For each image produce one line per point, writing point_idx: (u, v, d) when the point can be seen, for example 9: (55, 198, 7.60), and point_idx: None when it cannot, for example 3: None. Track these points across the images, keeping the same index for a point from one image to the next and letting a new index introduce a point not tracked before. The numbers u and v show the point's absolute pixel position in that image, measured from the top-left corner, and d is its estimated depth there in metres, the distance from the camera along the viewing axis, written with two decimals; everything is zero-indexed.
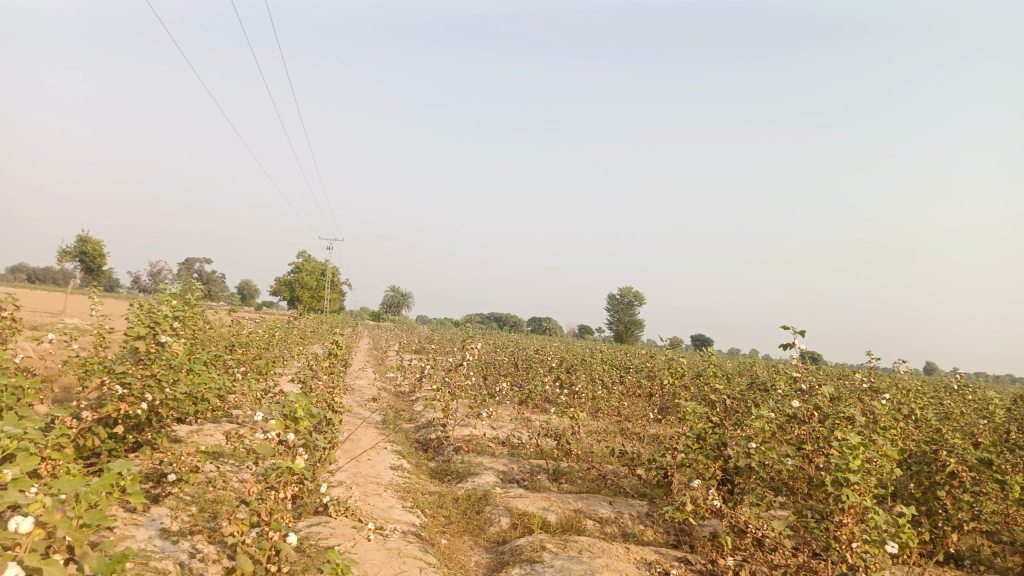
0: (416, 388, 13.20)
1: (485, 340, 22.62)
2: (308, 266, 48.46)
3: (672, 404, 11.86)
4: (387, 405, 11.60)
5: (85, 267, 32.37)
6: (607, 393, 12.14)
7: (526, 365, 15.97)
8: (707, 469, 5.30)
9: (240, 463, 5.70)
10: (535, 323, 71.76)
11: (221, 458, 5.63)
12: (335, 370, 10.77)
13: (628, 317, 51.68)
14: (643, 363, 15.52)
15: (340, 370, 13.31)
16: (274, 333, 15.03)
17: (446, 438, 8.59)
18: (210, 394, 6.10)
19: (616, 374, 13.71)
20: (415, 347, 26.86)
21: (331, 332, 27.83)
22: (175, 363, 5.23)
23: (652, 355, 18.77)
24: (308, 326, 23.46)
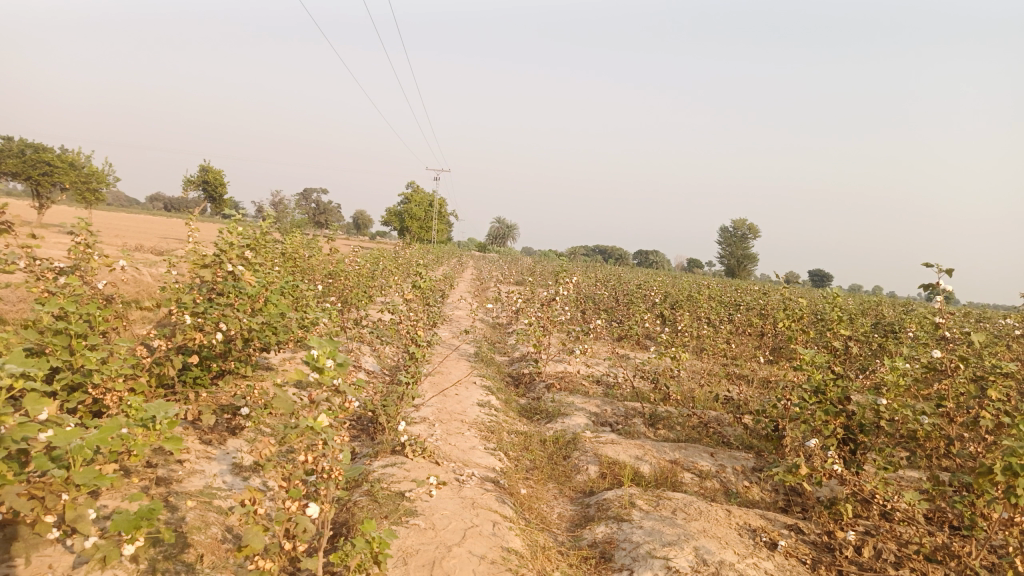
0: (513, 321, 12.91)
1: (588, 273, 22.06)
2: (415, 197, 49.11)
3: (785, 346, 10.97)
4: (482, 337, 11.38)
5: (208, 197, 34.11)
6: (714, 331, 11.38)
7: (629, 299, 15.33)
8: (825, 426, 4.62)
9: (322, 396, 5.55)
10: (642, 255, 70.15)
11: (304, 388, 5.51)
12: (429, 301, 10.58)
13: (741, 251, 49.34)
14: (755, 299, 14.52)
15: (438, 300, 13.20)
16: (375, 263, 15.09)
17: (538, 374, 8.23)
18: (292, 325, 5.95)
19: (725, 311, 12.85)
20: (518, 278, 26.72)
21: (435, 263, 28.03)
22: (252, 293, 4.98)
23: (765, 292, 17.62)
24: (411, 255, 23.72)
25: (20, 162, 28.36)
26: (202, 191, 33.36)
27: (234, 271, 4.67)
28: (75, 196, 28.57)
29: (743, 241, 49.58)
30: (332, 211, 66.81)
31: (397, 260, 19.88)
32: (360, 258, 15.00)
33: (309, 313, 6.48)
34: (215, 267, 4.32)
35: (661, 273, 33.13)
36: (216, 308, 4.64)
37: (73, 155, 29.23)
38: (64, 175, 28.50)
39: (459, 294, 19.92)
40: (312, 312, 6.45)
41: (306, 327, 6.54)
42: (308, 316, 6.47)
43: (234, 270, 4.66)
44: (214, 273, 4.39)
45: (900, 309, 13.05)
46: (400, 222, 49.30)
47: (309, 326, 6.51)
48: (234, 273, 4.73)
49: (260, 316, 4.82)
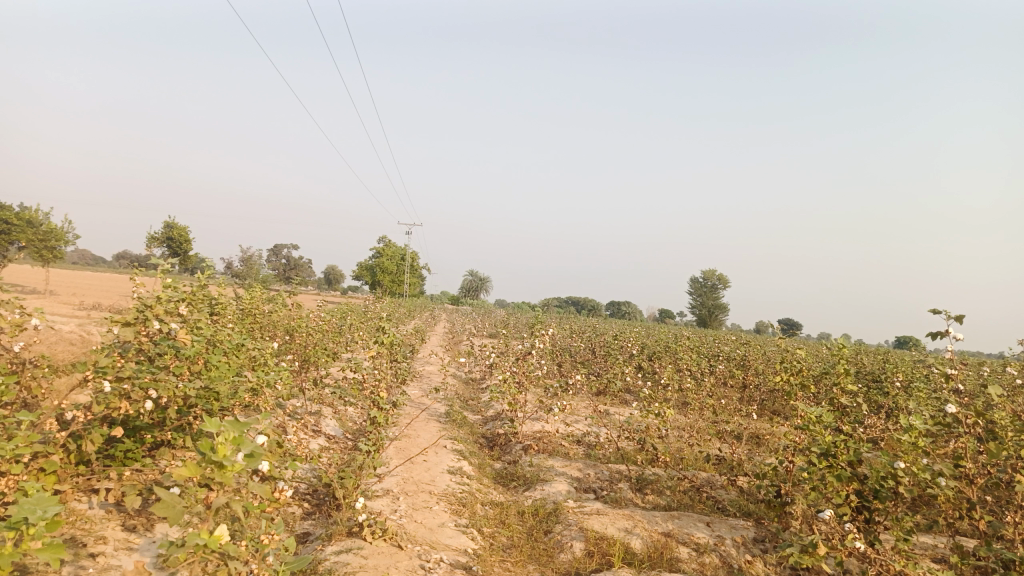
0: (487, 377, 12.33)
1: (562, 326, 21.66)
2: (387, 251, 48.74)
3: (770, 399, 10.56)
4: (454, 394, 10.80)
5: (172, 253, 33.32)
6: (696, 384, 10.94)
7: (606, 352, 14.90)
8: (838, 493, 4.15)
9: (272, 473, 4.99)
10: (615, 307, 70.11)
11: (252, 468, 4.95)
12: (397, 357, 10.00)
13: (712, 301, 49.47)
14: (734, 350, 14.14)
15: (408, 355, 12.63)
16: (342, 320, 14.51)
17: (514, 435, 7.66)
18: (240, 389, 5.34)
19: (706, 362, 12.45)
20: (491, 332, 26.27)
21: (406, 318, 27.46)
22: (190, 353, 4.37)
23: (743, 342, 17.34)
24: (384, 309, 23.11)
25: None
26: (166, 247, 32.63)
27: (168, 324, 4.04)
28: (31, 254, 27.61)
29: (714, 290, 49.75)
30: (302, 266, 65.84)
31: (367, 314, 19.23)
32: (325, 313, 14.36)
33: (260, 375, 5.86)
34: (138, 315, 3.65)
35: (636, 324, 32.84)
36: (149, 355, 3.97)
37: (31, 213, 28.38)
38: (20, 233, 27.59)
39: (430, 349, 19.28)
40: (264, 375, 5.84)
41: (257, 391, 5.91)
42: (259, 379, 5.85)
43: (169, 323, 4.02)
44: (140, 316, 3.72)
45: (882, 358, 12.78)
46: (372, 277, 48.79)
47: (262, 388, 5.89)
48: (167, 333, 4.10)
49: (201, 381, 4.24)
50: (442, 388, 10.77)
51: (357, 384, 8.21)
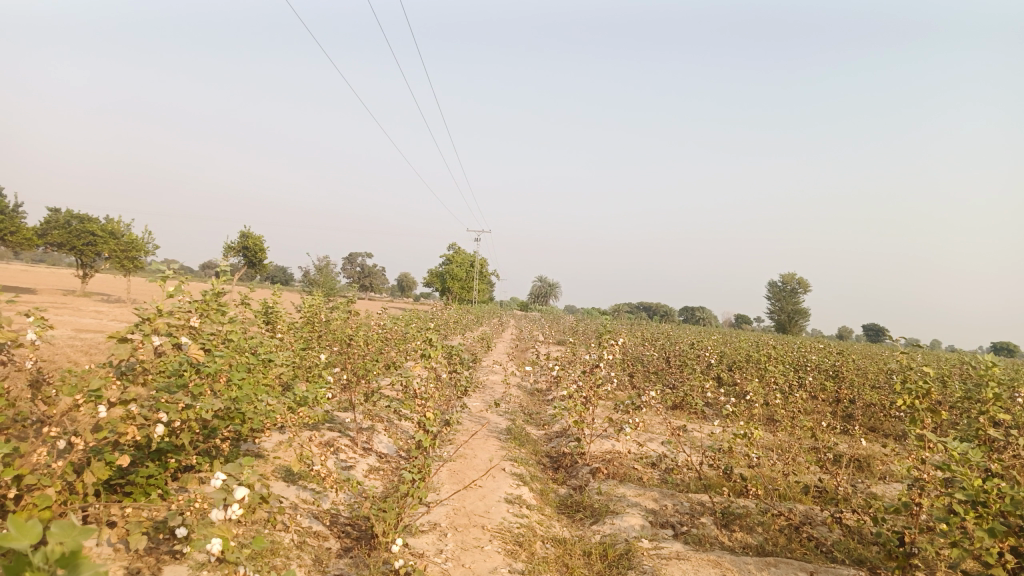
0: (554, 389, 11.60)
1: (635, 333, 20.73)
2: (457, 258, 48.68)
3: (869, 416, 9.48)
4: (518, 407, 10.15)
5: (248, 261, 34.05)
6: (783, 398, 9.94)
7: (681, 361, 13.96)
8: (992, 553, 3.25)
9: (303, 513, 4.56)
10: (688, 312, 68.10)
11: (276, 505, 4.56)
12: (458, 369, 9.42)
13: (792, 305, 47.19)
14: (822, 360, 12.97)
15: (470, 366, 12.06)
16: (405, 328, 14.09)
17: (581, 456, 6.93)
18: (269, 410, 4.85)
19: (793, 374, 11.39)
20: (560, 339, 25.54)
21: (474, 325, 27.04)
22: (207, 367, 3.92)
23: (833, 350, 16.03)
24: (452, 315, 22.70)
25: (63, 234, 28.73)
26: (242, 256, 33.35)
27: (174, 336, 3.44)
28: (114, 265, 28.62)
29: (793, 294, 47.56)
30: (373, 273, 66.74)
31: (431, 321, 18.83)
32: (387, 322, 13.96)
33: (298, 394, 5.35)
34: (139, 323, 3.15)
35: (712, 330, 31.46)
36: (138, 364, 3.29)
37: (113, 225, 29.45)
38: (103, 244, 28.65)
39: (497, 357, 18.72)
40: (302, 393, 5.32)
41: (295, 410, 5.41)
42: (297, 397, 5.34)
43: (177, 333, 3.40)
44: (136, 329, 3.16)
45: (999, 369, 11.37)
46: (442, 283, 48.90)
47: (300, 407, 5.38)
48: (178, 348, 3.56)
49: (223, 401, 3.78)
50: (505, 401, 10.14)
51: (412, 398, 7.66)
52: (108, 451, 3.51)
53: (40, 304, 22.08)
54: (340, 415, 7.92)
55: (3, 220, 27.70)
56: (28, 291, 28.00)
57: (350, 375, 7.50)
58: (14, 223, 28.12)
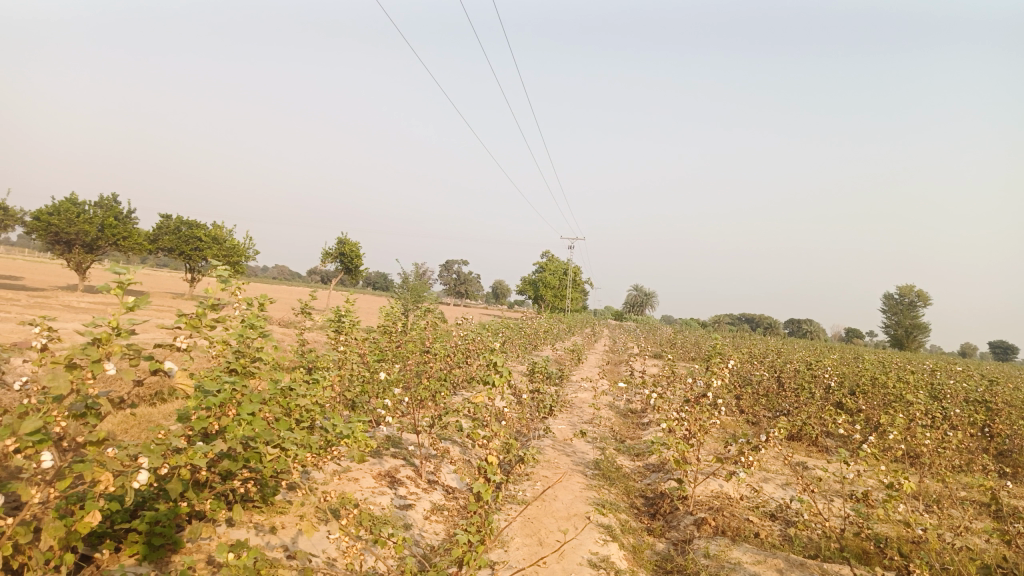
0: (650, 412, 10.42)
1: (739, 348, 19.12)
2: (551, 266, 47.73)
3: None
4: (608, 433, 9.05)
5: (343, 267, 34.36)
6: (925, 435, 8.39)
7: (795, 384, 12.45)
8: None
9: (342, 574, 3.78)
10: (793, 324, 64.41)
11: (310, 562, 3.79)
12: (541, 390, 8.46)
13: (911, 320, 43.43)
14: (966, 385, 11.17)
15: (557, 383, 11.06)
16: (490, 340, 13.25)
17: (682, 501, 5.80)
18: (302, 446, 4.09)
19: (934, 404, 9.75)
20: (656, 352, 24.06)
21: (565, 336, 25.97)
22: (217, 397, 3.19)
23: (973, 375, 14.00)
24: (543, 324, 21.69)
25: (174, 239, 30.05)
26: (337, 261, 33.68)
27: (147, 358, 2.58)
28: (216, 269, 29.46)
29: (911, 308, 43.72)
30: (469, 280, 66.71)
31: (519, 330, 17.99)
32: (471, 331, 13.18)
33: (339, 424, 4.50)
34: (84, 348, 2.33)
35: (824, 344, 29.05)
36: (95, 395, 2.53)
37: (218, 230, 30.40)
38: (207, 248, 29.56)
39: (589, 372, 17.62)
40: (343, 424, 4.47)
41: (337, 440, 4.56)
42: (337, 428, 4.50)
43: (151, 357, 2.58)
44: (80, 355, 2.31)
45: None
46: (535, 292, 48.15)
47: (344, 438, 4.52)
48: (157, 375, 2.73)
49: (236, 437, 3.10)
50: (594, 426, 9.08)
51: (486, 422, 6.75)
52: (88, 499, 2.80)
53: (143, 306, 22.74)
54: (409, 438, 7.12)
55: (118, 224, 29.00)
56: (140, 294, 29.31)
57: (417, 397, 6.64)
58: (128, 228, 29.50)
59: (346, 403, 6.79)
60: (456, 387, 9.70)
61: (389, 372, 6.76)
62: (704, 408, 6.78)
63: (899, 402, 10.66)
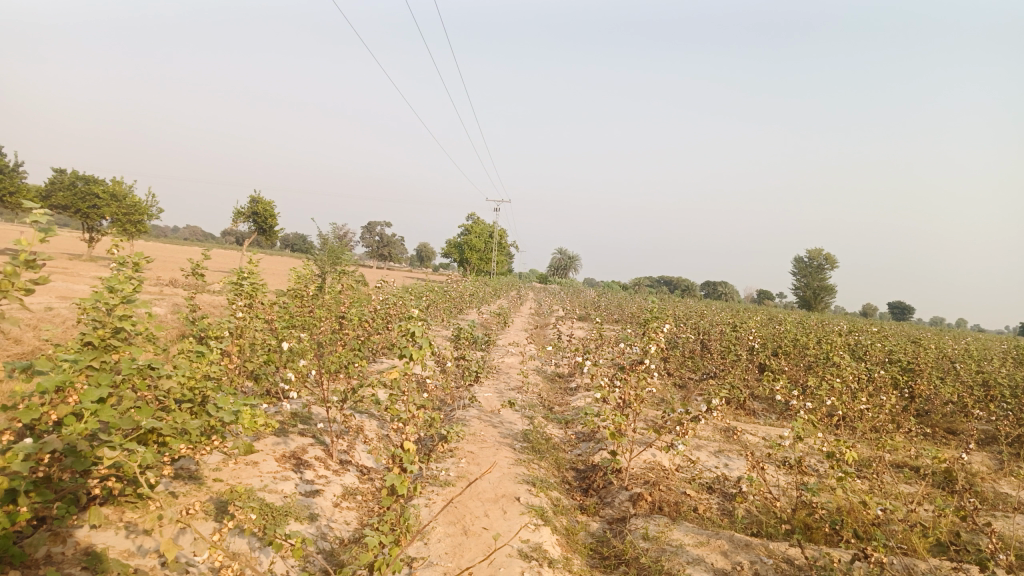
0: (578, 377, 10.11)
1: (663, 311, 19.14)
2: (477, 228, 47.02)
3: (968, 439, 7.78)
4: (536, 401, 8.67)
5: (257, 227, 32.65)
6: (850, 397, 8.37)
7: (720, 345, 12.41)
8: None
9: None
10: (711, 287, 66.20)
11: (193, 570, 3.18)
12: (465, 356, 7.95)
13: (819, 282, 45.11)
14: (883, 345, 11.36)
15: (482, 349, 10.59)
16: (412, 304, 12.63)
17: (617, 475, 5.43)
18: (180, 429, 3.44)
19: (856, 365, 9.80)
20: (581, 315, 23.97)
21: (490, 299, 25.53)
22: (54, 382, 2.51)
23: (886, 335, 14.37)
24: (468, 287, 21.15)
25: (69, 197, 27.74)
26: (251, 221, 31.95)
27: None
28: (116, 228, 27.44)
29: (820, 271, 45.39)
30: (393, 242, 65.20)
31: (443, 293, 17.39)
32: (392, 295, 12.52)
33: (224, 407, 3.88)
34: None
35: (740, 306, 29.70)
36: None
37: (118, 187, 28.24)
38: (106, 205, 27.40)
39: (515, 335, 17.26)
40: (229, 406, 3.84)
41: (221, 426, 3.93)
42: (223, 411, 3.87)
43: None
44: None
45: None
46: (460, 255, 47.44)
47: (229, 422, 3.89)
48: None
49: (79, 429, 2.47)
50: (521, 394, 8.67)
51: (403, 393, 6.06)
52: None
53: (34, 269, 20.90)
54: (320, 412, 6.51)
55: (3, 179, 26.48)
56: (32, 255, 27.02)
57: (324, 368, 5.93)
58: (14, 183, 27.00)
59: (247, 376, 6.12)
60: (375, 355, 9.09)
61: (295, 341, 6.08)
62: (641, 375, 6.18)
63: (821, 364, 10.72)
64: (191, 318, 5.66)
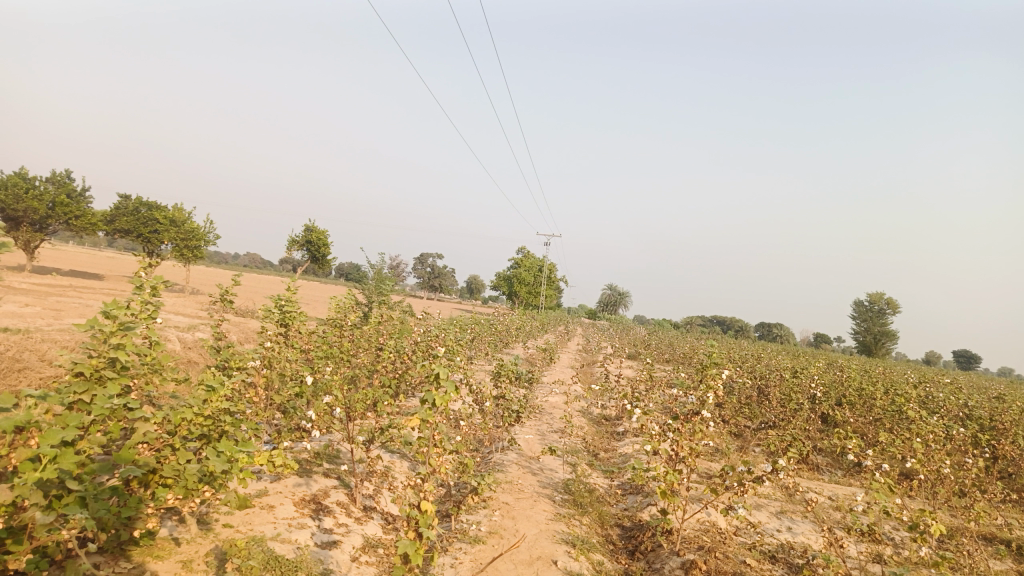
0: (626, 420, 9.54)
1: (715, 353, 18.35)
2: (526, 262, 46.78)
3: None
4: (579, 445, 8.13)
5: (310, 255, 33.03)
6: (928, 456, 7.58)
7: (778, 392, 11.65)
8: None
9: None
10: (764, 328, 64.32)
11: None
12: (505, 395, 7.50)
13: (880, 327, 43.23)
14: (961, 398, 10.45)
15: (525, 387, 10.12)
16: (455, 337, 12.27)
17: (667, 538, 4.87)
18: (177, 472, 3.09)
19: (932, 420, 8.96)
20: (629, 353, 23.28)
21: (536, 334, 25.06)
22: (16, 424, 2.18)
23: (959, 386, 13.34)
24: (515, 321, 20.76)
25: (132, 221, 28.53)
26: (304, 249, 32.35)
27: None
28: (174, 252, 28.07)
29: (881, 316, 43.52)
30: (443, 274, 65.49)
31: (489, 326, 17.02)
32: (435, 327, 12.17)
33: (225, 452, 3.53)
34: None
35: (796, 350, 28.50)
36: None
37: (178, 212, 28.97)
38: (165, 231, 28.09)
39: (560, 372, 16.72)
40: (230, 452, 3.49)
41: (219, 473, 3.58)
42: (222, 456, 3.52)
43: None
44: None
45: None
46: (509, 288, 47.19)
47: (229, 469, 3.55)
48: None
49: (37, 473, 2.14)
50: (564, 437, 8.15)
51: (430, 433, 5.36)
52: None
53: (92, 291, 21.39)
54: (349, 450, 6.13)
55: (71, 203, 27.43)
56: (94, 277, 27.80)
57: (350, 406, 5.53)
58: (80, 207, 27.94)
59: (274, 410, 5.81)
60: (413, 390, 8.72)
61: (324, 374, 5.75)
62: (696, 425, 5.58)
63: (892, 417, 9.89)
64: (215, 347, 5.37)
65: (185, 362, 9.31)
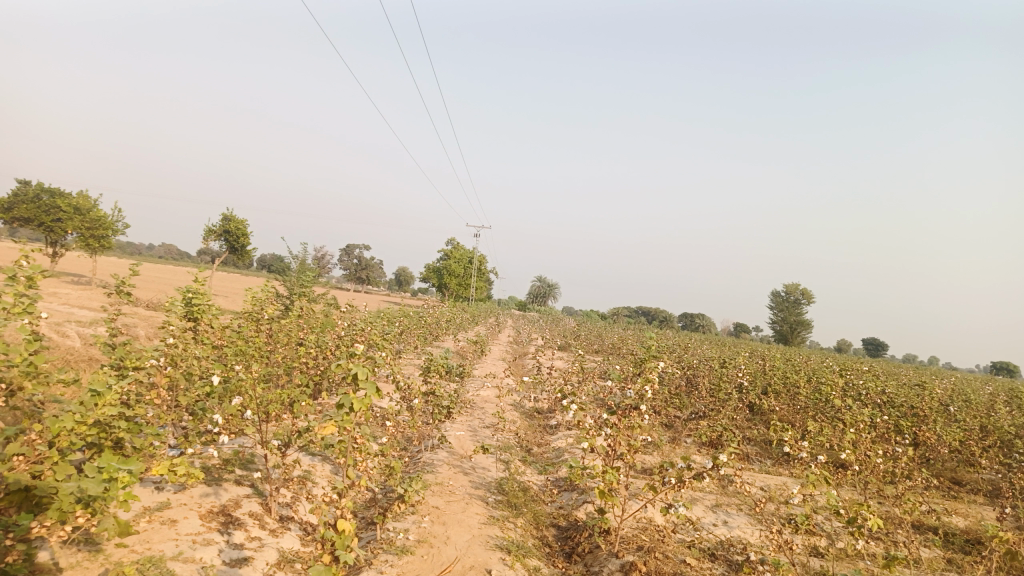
0: (558, 414, 9.37)
1: (643, 344, 18.50)
2: (455, 254, 46.35)
3: (1002, 514, 6.95)
4: (512, 441, 7.88)
5: (229, 246, 31.65)
6: (855, 443, 7.68)
7: (707, 382, 11.72)
8: None
9: None
10: (688, 319, 65.97)
11: None
12: (433, 391, 7.14)
13: (795, 317, 44.94)
14: (879, 386, 10.77)
15: (454, 382, 9.78)
16: (381, 330, 11.81)
17: (605, 539, 4.66)
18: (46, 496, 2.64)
19: (856, 408, 9.14)
20: (559, 345, 23.26)
21: (465, 326, 24.73)
22: None
23: (875, 374, 13.78)
24: (443, 313, 20.37)
25: (31, 209, 26.61)
26: (222, 239, 30.96)
27: None
28: (79, 242, 26.35)
29: (795, 306, 45.20)
30: (371, 266, 64.25)
31: (418, 319, 16.59)
32: (360, 321, 11.70)
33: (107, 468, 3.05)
34: None
35: (719, 339, 29.19)
36: None
37: (83, 200, 27.20)
38: (68, 220, 26.32)
39: (490, 364, 16.46)
40: (112, 467, 3.03)
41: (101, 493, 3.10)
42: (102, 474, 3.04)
43: None
44: None
45: None
46: (439, 280, 46.59)
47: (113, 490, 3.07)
48: None
49: None
50: (496, 434, 7.87)
51: (349, 439, 4.86)
52: None
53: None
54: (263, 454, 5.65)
55: None
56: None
57: (265, 407, 5.10)
58: None
59: (179, 412, 5.31)
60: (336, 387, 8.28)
61: (234, 374, 5.26)
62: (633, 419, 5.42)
63: (817, 406, 10.04)
64: (107, 345, 4.78)
65: (83, 361, 8.55)
